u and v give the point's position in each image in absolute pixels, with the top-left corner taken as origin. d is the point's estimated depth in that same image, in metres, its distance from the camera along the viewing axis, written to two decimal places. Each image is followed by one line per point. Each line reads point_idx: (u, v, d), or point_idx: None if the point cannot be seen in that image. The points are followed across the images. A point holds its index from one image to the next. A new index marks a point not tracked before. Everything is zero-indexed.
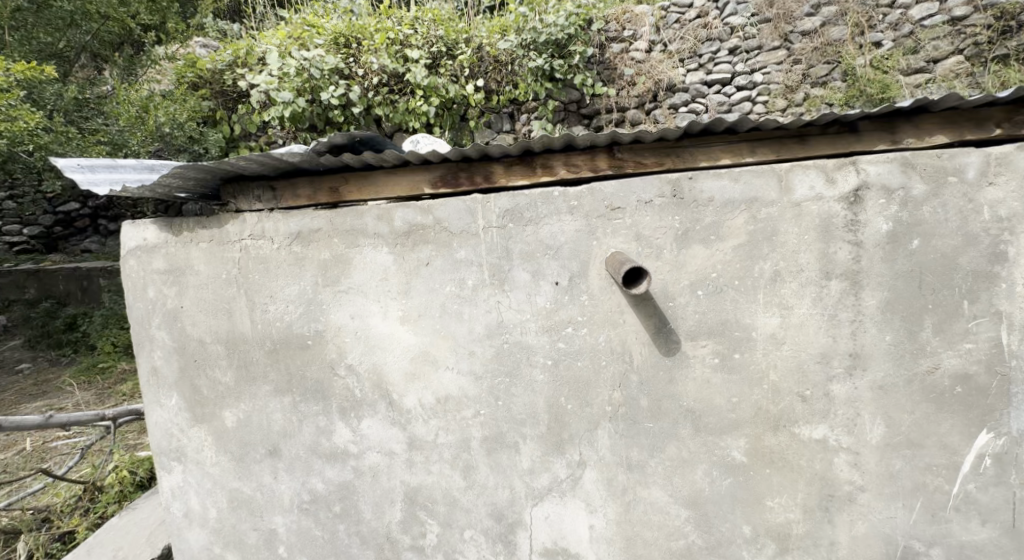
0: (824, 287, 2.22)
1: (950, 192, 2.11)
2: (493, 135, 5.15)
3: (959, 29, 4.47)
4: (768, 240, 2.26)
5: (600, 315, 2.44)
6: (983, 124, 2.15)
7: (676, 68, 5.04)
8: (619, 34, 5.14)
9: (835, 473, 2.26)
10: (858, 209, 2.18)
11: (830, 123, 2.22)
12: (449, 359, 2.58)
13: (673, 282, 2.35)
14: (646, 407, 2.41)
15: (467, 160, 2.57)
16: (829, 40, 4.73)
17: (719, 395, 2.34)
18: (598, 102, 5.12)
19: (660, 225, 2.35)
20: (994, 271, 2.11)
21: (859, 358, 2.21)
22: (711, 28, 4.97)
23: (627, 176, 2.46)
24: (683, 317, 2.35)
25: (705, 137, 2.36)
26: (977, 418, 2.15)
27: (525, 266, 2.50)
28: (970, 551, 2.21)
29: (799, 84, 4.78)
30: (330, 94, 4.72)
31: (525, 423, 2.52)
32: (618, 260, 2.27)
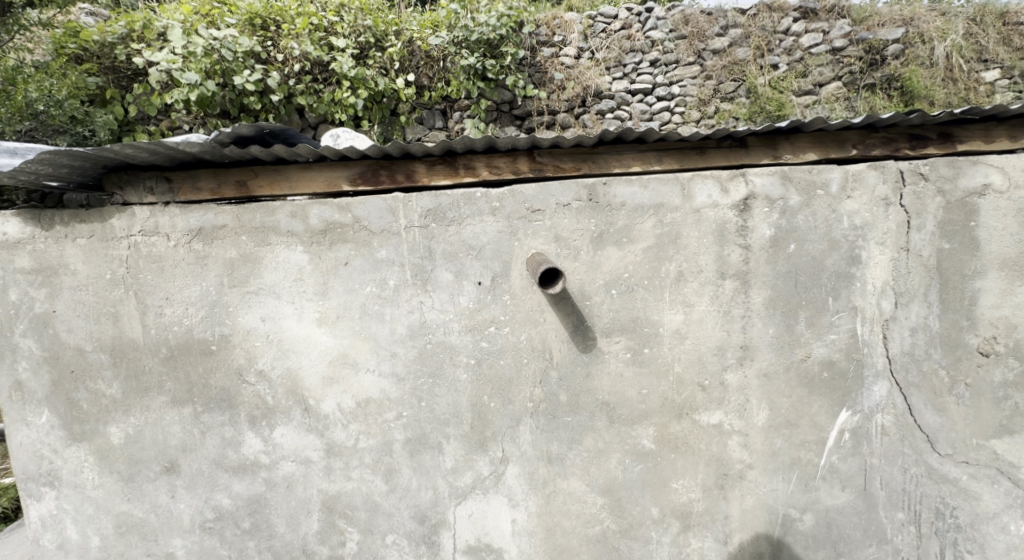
0: (720, 286, 2.48)
1: (818, 203, 2.46)
2: (423, 132, 4.61)
3: (839, 58, 4.80)
4: (672, 243, 2.48)
5: (521, 314, 2.53)
6: (843, 144, 2.50)
7: (604, 76, 4.83)
8: (550, 39, 4.83)
9: (729, 453, 2.53)
10: (747, 216, 2.45)
11: (724, 137, 2.46)
12: (370, 361, 2.55)
13: (589, 282, 2.50)
14: (565, 402, 2.54)
15: (388, 158, 2.54)
16: (736, 60, 4.86)
17: (631, 387, 2.52)
18: (529, 104, 4.76)
19: (578, 228, 2.49)
20: (852, 272, 2.48)
21: (748, 350, 2.49)
22: (635, 40, 4.85)
23: (547, 179, 2.56)
24: (599, 315, 2.51)
25: (617, 145, 2.54)
26: (840, 398, 2.51)
27: (447, 266, 2.53)
28: (835, 514, 2.55)
29: (710, 98, 4.86)
30: (245, 79, 4.02)
31: (448, 423, 2.56)
32: (536, 260, 2.37)
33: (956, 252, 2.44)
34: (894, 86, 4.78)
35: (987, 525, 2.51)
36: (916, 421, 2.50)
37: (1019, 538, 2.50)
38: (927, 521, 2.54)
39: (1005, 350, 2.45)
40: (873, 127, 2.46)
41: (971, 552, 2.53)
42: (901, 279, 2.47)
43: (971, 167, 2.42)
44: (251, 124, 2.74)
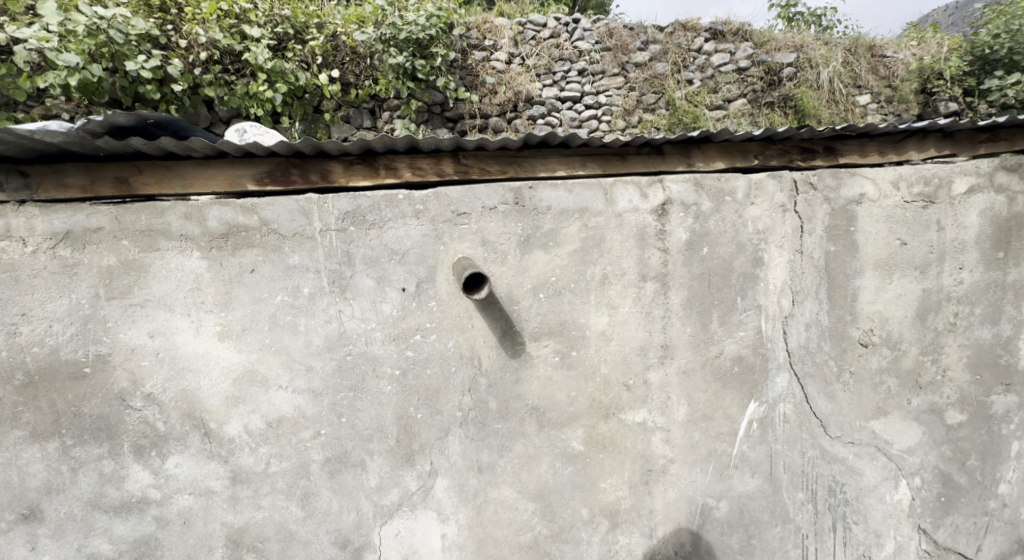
0: (642, 288, 2.56)
1: (727, 210, 2.62)
2: (351, 131, 4.41)
3: (743, 77, 5.34)
4: (597, 247, 2.52)
5: (448, 320, 2.44)
6: (747, 155, 2.66)
7: (534, 82, 4.95)
8: (481, 43, 4.84)
9: (652, 449, 2.61)
10: (664, 221, 2.56)
11: (643, 144, 2.52)
12: (282, 377, 2.33)
13: (517, 286, 2.47)
14: (495, 408, 2.48)
15: (299, 156, 2.33)
16: (655, 74, 5.23)
17: (559, 391, 2.52)
18: (461, 106, 4.75)
19: (505, 231, 2.45)
20: (756, 273, 2.67)
21: (668, 349, 2.59)
22: (563, 49, 5.05)
23: (472, 182, 2.47)
24: (527, 320, 2.48)
25: (542, 149, 2.50)
26: (749, 391, 2.69)
27: (368, 272, 2.38)
28: (746, 500, 2.72)
29: (634, 108, 5.17)
30: (140, 66, 3.57)
31: (371, 438, 2.40)
32: (463, 264, 2.30)
33: (841, 254, 2.70)
34: (790, 105, 5.37)
35: (869, 497, 2.81)
36: (812, 408, 2.74)
37: (893, 505, 2.84)
38: (822, 498, 2.79)
39: (881, 341, 2.76)
40: (772, 139, 2.64)
41: (857, 522, 2.82)
42: (797, 279, 2.70)
43: (850, 178, 2.68)
44: (129, 112, 2.45)
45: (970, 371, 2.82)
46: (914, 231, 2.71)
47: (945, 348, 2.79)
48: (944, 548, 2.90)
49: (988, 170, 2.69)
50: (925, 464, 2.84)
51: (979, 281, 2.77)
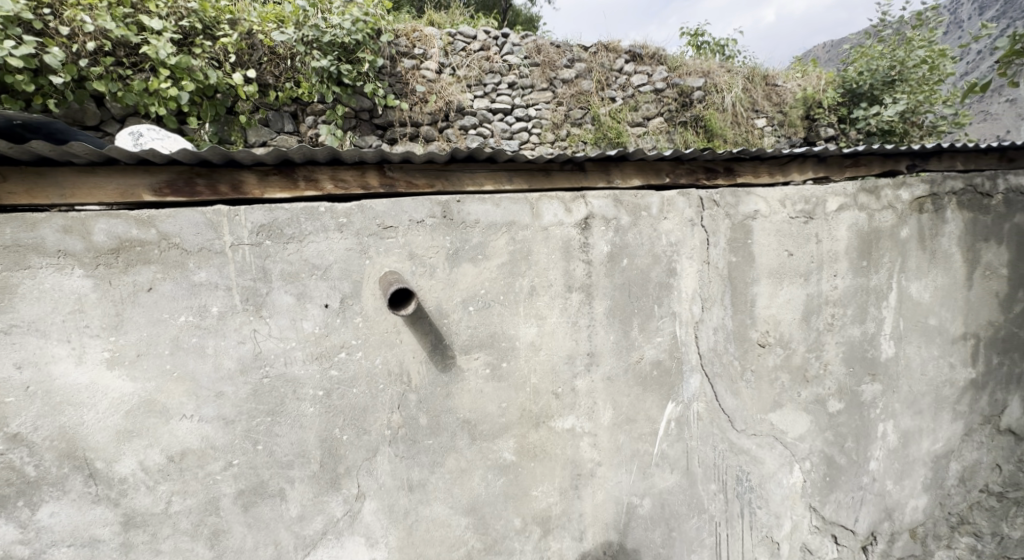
0: (567, 298, 2.63)
1: (643, 223, 2.76)
2: (270, 136, 4.34)
3: (660, 97, 6.08)
4: (524, 259, 2.55)
5: (374, 337, 2.35)
6: (660, 173, 2.82)
7: (465, 93, 5.20)
8: (410, 51, 4.98)
9: (581, 454, 2.69)
10: (587, 234, 2.65)
11: (567, 161, 2.58)
12: (187, 406, 2.12)
13: (447, 299, 2.44)
14: (426, 425, 2.43)
15: (206, 164, 2.13)
16: (581, 90, 5.71)
17: (491, 403, 2.52)
18: (390, 114, 4.84)
19: (433, 244, 2.41)
20: (670, 281, 2.84)
21: (594, 356, 2.69)
22: (493, 62, 5.37)
23: (399, 195, 2.40)
24: (457, 333, 2.46)
25: (470, 163, 2.47)
26: (666, 392, 2.85)
27: (286, 288, 2.23)
28: (666, 495, 2.88)
29: (563, 122, 5.64)
30: (8, 53, 3.14)
31: (292, 465, 2.26)
32: (388, 279, 2.23)
33: (741, 264, 2.93)
34: (701, 124, 6.19)
35: (769, 482, 3.09)
36: (720, 405, 2.97)
37: (789, 488, 3.14)
38: (731, 487, 3.02)
39: (776, 341, 3.02)
40: (683, 159, 2.81)
41: (761, 506, 3.10)
42: (705, 287, 2.90)
43: (747, 196, 2.92)
44: None
45: (846, 365, 3.17)
46: (797, 243, 3.00)
47: (827, 345, 3.12)
48: (829, 521, 3.26)
49: (852, 190, 3.04)
50: (813, 449, 3.17)
51: (849, 286, 3.10)
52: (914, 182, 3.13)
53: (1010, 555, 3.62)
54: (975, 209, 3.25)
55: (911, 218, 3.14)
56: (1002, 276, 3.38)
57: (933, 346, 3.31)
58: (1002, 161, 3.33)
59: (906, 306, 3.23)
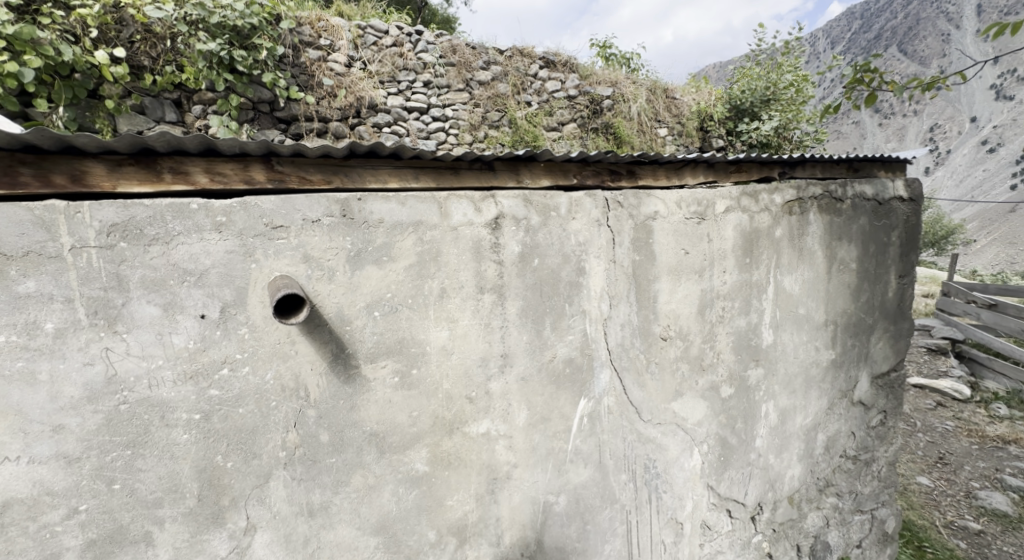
0: (479, 300, 2.57)
1: (554, 223, 2.74)
2: (147, 124, 4.32)
3: (574, 104, 6.59)
4: (433, 260, 2.46)
5: (264, 349, 2.17)
6: (567, 174, 2.83)
7: (378, 89, 5.41)
8: (315, 41, 5.10)
9: (496, 458, 2.65)
10: (498, 234, 2.59)
11: (475, 160, 2.53)
12: (13, 445, 1.86)
13: (348, 305, 2.30)
14: (327, 442, 2.29)
15: (35, 151, 1.87)
16: (497, 93, 6.11)
17: (400, 412, 2.42)
18: (295, 107, 4.95)
19: (331, 246, 2.26)
20: (581, 280, 2.85)
21: (507, 358, 2.66)
22: (407, 59, 5.59)
23: (290, 191, 2.24)
24: (361, 340, 2.33)
25: (371, 159, 2.36)
26: (578, 390, 2.89)
27: (149, 297, 2.00)
28: (581, 490, 2.92)
29: (480, 124, 5.99)
30: None
31: (160, 503, 2.05)
32: (279, 284, 2.06)
33: (644, 262, 3.01)
34: (610, 131, 6.76)
35: (672, 468, 3.25)
36: (629, 397, 3.05)
37: (690, 471, 3.32)
38: (640, 476, 3.14)
39: (676, 334, 3.16)
40: (589, 161, 2.84)
41: (666, 491, 3.25)
42: (613, 285, 2.95)
43: (648, 198, 3.00)
44: None
45: (735, 352, 3.39)
46: (692, 242, 3.14)
47: (719, 336, 3.32)
48: (724, 498, 3.49)
49: (735, 193, 3.24)
50: (710, 433, 3.36)
51: (736, 281, 3.32)
52: (784, 187, 3.40)
53: (862, 507, 4.24)
54: (831, 212, 3.61)
55: (783, 219, 3.42)
56: (852, 270, 3.78)
57: (803, 332, 3.64)
58: (849, 172, 3.73)
59: (781, 298, 3.51)
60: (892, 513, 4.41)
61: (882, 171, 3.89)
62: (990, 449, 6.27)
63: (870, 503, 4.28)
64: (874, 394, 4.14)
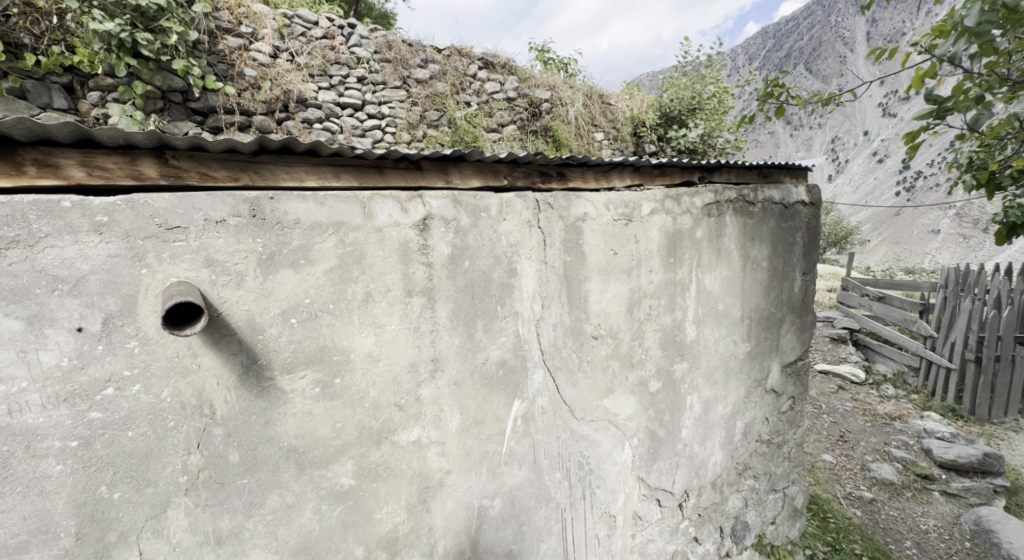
0: (407, 303, 2.48)
1: (484, 225, 2.70)
2: (30, 111, 4.09)
3: (512, 105, 6.99)
4: (356, 263, 2.35)
5: (160, 364, 2.01)
6: (498, 175, 2.79)
7: (307, 83, 5.52)
8: (236, 28, 5.09)
9: (428, 466, 2.58)
10: (427, 236, 2.52)
11: (400, 158, 2.44)
12: None
13: (261, 312, 2.16)
14: (238, 461, 2.15)
15: None
16: (435, 92, 6.38)
17: (322, 425, 2.30)
18: (211, 98, 4.92)
19: (239, 249, 2.12)
20: (513, 281, 2.82)
21: (438, 362, 2.58)
22: (339, 52, 5.75)
23: (189, 188, 2.08)
24: (276, 350, 2.20)
25: (284, 156, 2.23)
26: (511, 391, 2.86)
27: (10, 311, 1.81)
28: (515, 492, 2.90)
29: (418, 123, 6.27)
30: None
31: (26, 547, 1.86)
32: (173, 292, 1.90)
33: (575, 263, 3.04)
34: (549, 134, 7.25)
35: (605, 464, 3.30)
36: (562, 396, 3.06)
37: (622, 464, 3.39)
38: (574, 473, 3.17)
39: (607, 333, 3.21)
40: (520, 161, 2.81)
41: (599, 486, 3.30)
42: (545, 286, 2.94)
43: (577, 199, 3.03)
44: None
45: (662, 348, 3.50)
46: (620, 243, 3.20)
47: (647, 333, 3.40)
48: (653, 489, 3.59)
49: (660, 196, 3.35)
50: (640, 427, 3.45)
51: (661, 280, 3.42)
52: (703, 190, 3.55)
53: (776, 487, 4.48)
54: (745, 215, 3.80)
55: (703, 221, 3.57)
56: (763, 268, 4.00)
57: (722, 326, 3.81)
58: (761, 177, 3.94)
59: (702, 296, 3.65)
60: (801, 489, 4.68)
61: (788, 177, 4.13)
62: (881, 426, 6.88)
63: (783, 482, 4.53)
64: (784, 382, 4.40)
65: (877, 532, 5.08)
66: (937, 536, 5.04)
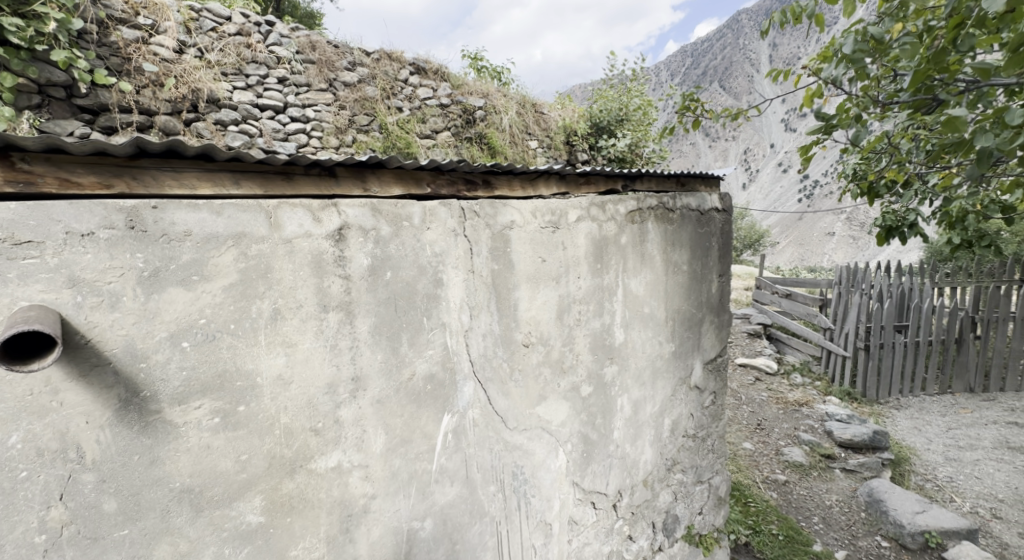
0: (323, 319, 2.33)
1: (406, 234, 2.59)
2: None
3: (446, 112, 7.32)
4: (262, 278, 2.19)
5: (9, 405, 1.78)
6: (420, 182, 2.70)
7: (220, 82, 5.64)
8: (131, 19, 5.14)
9: (350, 492, 2.43)
10: (343, 247, 2.38)
11: (310, 164, 2.31)
12: None
13: (144, 336, 1.96)
14: (115, 510, 1.93)
15: None
16: (365, 96, 6.63)
17: (223, 458, 2.12)
18: (101, 94, 4.95)
19: (112, 266, 1.91)
20: (438, 292, 2.72)
21: (360, 381, 2.44)
22: (256, 51, 5.91)
23: (45, 196, 1.87)
24: (164, 378, 2.00)
25: (170, 160, 2.05)
26: (441, 406, 2.75)
27: None
28: (447, 510, 2.80)
29: (347, 128, 6.50)
30: None
31: None
32: (18, 319, 1.67)
33: (503, 271, 3.00)
34: (484, 141, 7.64)
35: (538, 472, 3.26)
36: (493, 407, 3.00)
37: (556, 471, 3.37)
38: (508, 484, 3.11)
39: (538, 340, 3.19)
40: (443, 169, 2.73)
41: (534, 495, 3.26)
42: (472, 296, 2.87)
43: (503, 207, 2.99)
44: None
45: (592, 353, 3.52)
46: (548, 250, 3.20)
47: (577, 338, 3.41)
48: (587, 493, 3.59)
49: (585, 204, 3.38)
50: (573, 432, 3.44)
51: (589, 286, 3.45)
52: (626, 198, 3.62)
53: (703, 479, 4.63)
54: (665, 222, 3.92)
55: (627, 228, 3.64)
56: (683, 271, 4.15)
57: (648, 328, 3.90)
58: (678, 186, 4.10)
59: (629, 300, 3.72)
60: (724, 479, 4.86)
61: (703, 186, 4.33)
62: (791, 412, 7.34)
63: (708, 473, 4.68)
64: (706, 378, 4.56)
65: (790, 511, 5.39)
66: (838, 509, 5.39)
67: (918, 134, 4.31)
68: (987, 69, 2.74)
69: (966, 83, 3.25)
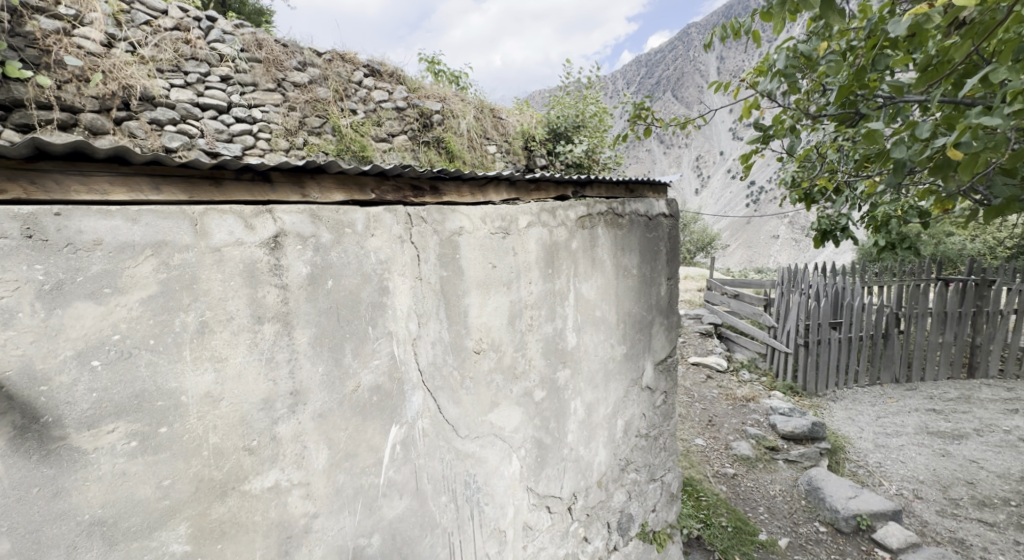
0: (257, 331, 2.22)
1: (348, 241, 2.50)
2: None
3: (402, 115, 7.19)
4: (187, 289, 2.06)
5: None
6: (364, 188, 2.62)
7: (154, 79, 5.36)
8: (52, 9, 4.84)
9: (290, 513, 2.33)
10: (279, 255, 2.28)
11: (242, 169, 2.20)
12: None
13: (48, 354, 1.83)
14: (12, 549, 1.79)
15: None
16: (316, 97, 6.44)
17: (142, 485, 1.98)
18: (17, 89, 4.61)
19: (7, 280, 1.78)
20: (384, 301, 2.64)
21: (299, 395, 2.34)
22: (196, 47, 5.65)
23: None
24: (70, 402, 1.87)
25: (77, 163, 1.92)
26: (389, 417, 2.67)
27: None
28: (395, 525, 2.71)
29: (298, 130, 6.28)
30: None
31: None
32: None
33: (452, 278, 2.94)
34: (442, 145, 7.58)
35: (490, 480, 3.22)
36: (444, 416, 2.94)
37: (509, 478, 3.35)
38: (460, 494, 3.05)
39: (489, 346, 3.16)
40: (387, 174, 2.66)
41: (487, 503, 3.22)
42: (420, 303, 2.80)
43: (451, 213, 2.94)
44: None
45: (544, 357, 3.51)
46: (499, 256, 3.17)
47: (529, 343, 3.40)
48: (541, 498, 3.58)
49: (535, 209, 3.38)
50: (526, 438, 3.42)
51: (540, 291, 3.44)
52: (575, 203, 3.64)
53: (656, 477, 4.71)
54: (615, 227, 3.98)
55: (578, 232, 3.67)
56: (634, 275, 4.21)
57: (600, 331, 3.94)
58: (628, 192, 4.16)
59: (580, 304, 3.74)
60: (676, 476, 4.95)
61: (650, 192, 4.42)
62: (739, 407, 7.61)
63: (661, 471, 4.76)
64: (658, 378, 4.65)
65: (738, 503, 5.56)
66: (781, 499, 5.60)
67: (845, 144, 4.54)
68: (901, 86, 2.91)
69: (885, 99, 3.44)
